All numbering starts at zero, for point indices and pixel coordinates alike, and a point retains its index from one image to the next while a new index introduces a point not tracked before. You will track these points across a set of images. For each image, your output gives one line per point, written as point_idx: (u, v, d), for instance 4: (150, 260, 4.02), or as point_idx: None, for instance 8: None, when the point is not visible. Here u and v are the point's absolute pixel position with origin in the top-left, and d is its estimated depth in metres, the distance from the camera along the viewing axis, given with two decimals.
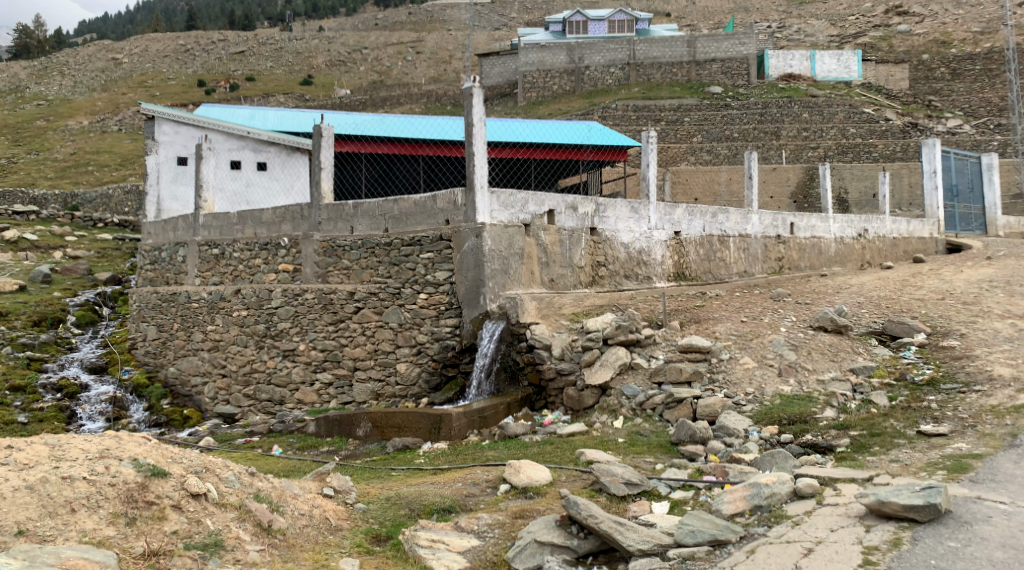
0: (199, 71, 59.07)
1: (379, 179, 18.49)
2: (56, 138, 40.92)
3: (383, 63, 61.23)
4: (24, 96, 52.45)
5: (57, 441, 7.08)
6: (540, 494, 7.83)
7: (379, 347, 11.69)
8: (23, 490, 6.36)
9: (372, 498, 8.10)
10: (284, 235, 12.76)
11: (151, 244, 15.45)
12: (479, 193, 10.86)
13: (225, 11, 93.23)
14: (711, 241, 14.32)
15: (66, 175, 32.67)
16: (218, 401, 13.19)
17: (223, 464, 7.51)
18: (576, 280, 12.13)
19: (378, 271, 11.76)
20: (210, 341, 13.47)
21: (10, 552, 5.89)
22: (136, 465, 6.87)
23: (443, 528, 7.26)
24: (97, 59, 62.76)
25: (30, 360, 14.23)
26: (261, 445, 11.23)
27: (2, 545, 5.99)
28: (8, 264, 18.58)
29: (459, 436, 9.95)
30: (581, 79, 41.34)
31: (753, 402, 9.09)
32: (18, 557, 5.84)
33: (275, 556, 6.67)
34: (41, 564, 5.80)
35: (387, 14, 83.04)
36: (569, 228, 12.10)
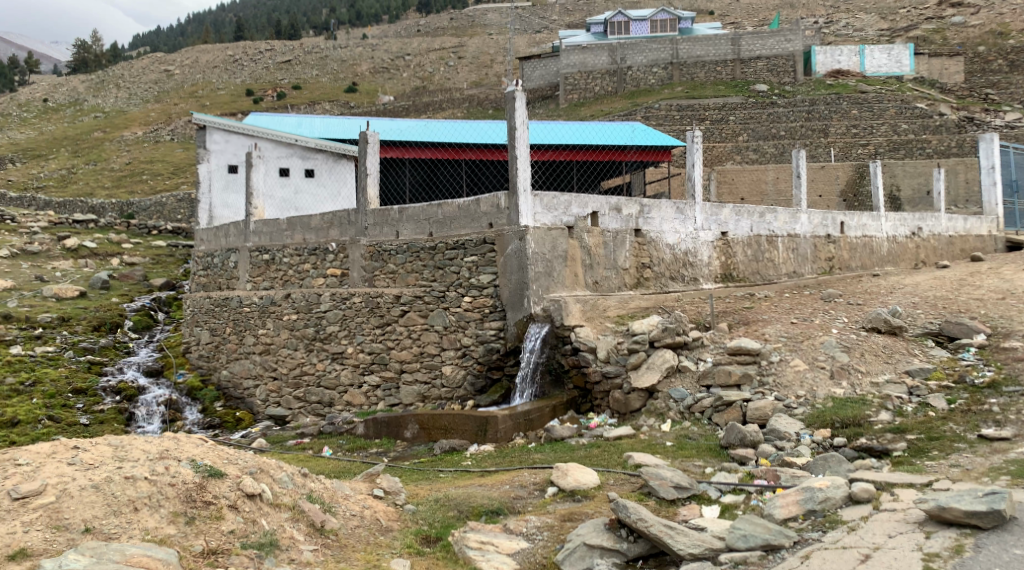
0: (247, 81, 60.12)
1: (423, 184, 18.66)
2: (113, 149, 41.99)
3: (425, 69, 61.61)
4: (82, 108, 53.90)
5: (120, 442, 7.31)
6: (589, 497, 7.83)
7: (425, 350, 11.79)
8: (89, 489, 6.58)
9: (421, 500, 8.18)
10: (332, 240, 12.95)
11: (205, 250, 15.83)
12: (522, 196, 10.91)
13: (272, 21, 94.89)
14: (759, 241, 14.15)
15: (122, 184, 33.58)
16: (269, 403, 13.39)
17: (277, 465, 7.72)
18: (621, 282, 12.09)
19: (423, 274, 11.88)
20: (261, 344, 13.68)
21: (78, 548, 6.07)
22: (195, 466, 7.07)
23: (492, 530, 7.31)
24: (149, 70, 64.29)
25: (91, 364, 14.52)
26: (311, 446, 11.40)
27: (71, 541, 6.19)
28: (69, 271, 19.14)
29: (505, 439, 9.99)
30: (624, 80, 41.12)
31: (805, 404, 8.97)
32: (85, 553, 6.01)
33: (329, 557, 6.79)
34: (108, 561, 5.97)
35: (429, 19, 83.67)
36: (613, 230, 12.07)
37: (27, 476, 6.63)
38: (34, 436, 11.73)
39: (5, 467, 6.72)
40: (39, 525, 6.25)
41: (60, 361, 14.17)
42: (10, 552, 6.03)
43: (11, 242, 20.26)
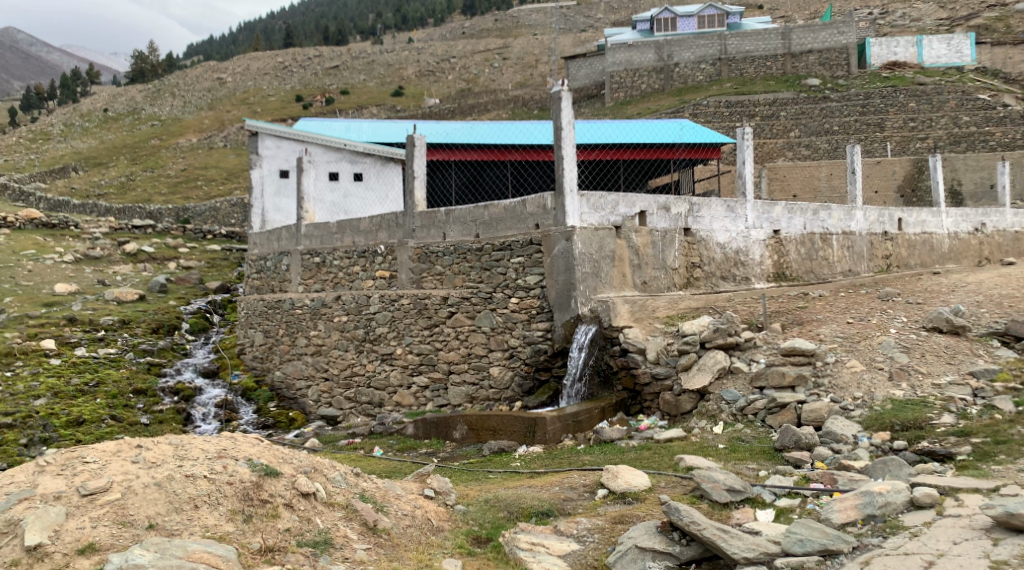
0: (296, 87, 61.02)
1: (469, 185, 18.61)
2: (169, 156, 42.96)
3: (470, 71, 61.82)
4: (139, 117, 55.25)
5: (180, 441, 7.47)
6: (640, 500, 7.77)
7: (473, 351, 11.82)
8: (152, 486, 6.73)
9: (471, 500, 8.21)
10: (380, 242, 13.07)
11: (258, 253, 16.11)
12: (569, 197, 10.86)
13: (320, 27, 96.28)
14: (812, 239, 13.91)
15: (178, 189, 34.35)
16: (321, 403, 13.59)
17: (330, 465, 7.84)
18: (670, 282, 11.97)
19: (470, 276, 11.91)
20: (313, 346, 13.88)
21: (143, 544, 6.22)
22: (251, 465, 7.20)
23: (543, 531, 7.30)
24: (203, 79, 65.66)
25: (151, 365, 14.79)
26: (362, 446, 11.53)
27: (135, 537, 6.34)
28: (129, 275, 19.64)
29: (554, 440, 9.95)
30: (671, 77, 40.73)
31: (863, 406, 8.78)
32: (149, 549, 6.16)
33: (382, 556, 6.85)
34: (171, 556, 6.11)
35: (474, 22, 84.02)
36: (662, 229, 11.96)
37: (94, 473, 6.81)
38: (98, 434, 11.92)
39: (72, 465, 6.92)
40: (106, 521, 6.42)
41: (122, 362, 14.43)
42: (79, 547, 6.22)
43: (75, 247, 20.88)
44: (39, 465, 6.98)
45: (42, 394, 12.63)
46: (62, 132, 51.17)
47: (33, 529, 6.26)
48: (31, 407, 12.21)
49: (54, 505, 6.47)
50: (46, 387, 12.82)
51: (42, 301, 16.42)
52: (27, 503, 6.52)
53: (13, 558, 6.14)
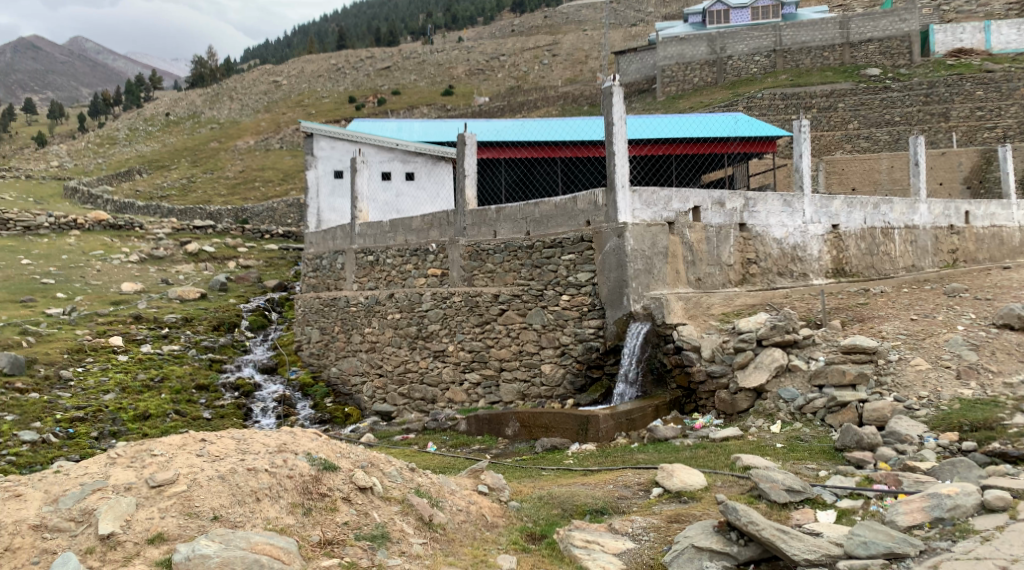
0: (349, 89, 61.78)
1: (518, 183, 18.84)
2: (227, 158, 43.86)
3: (520, 68, 61.68)
4: (199, 120, 56.53)
5: (243, 436, 7.65)
6: (696, 499, 7.69)
7: (524, 348, 11.80)
8: (216, 479, 6.88)
9: (525, 497, 8.21)
10: (432, 241, 13.15)
11: (314, 252, 16.37)
12: (620, 192, 10.81)
13: (371, 28, 97.38)
14: (873, 233, 13.60)
15: (236, 191, 35.02)
16: (376, 399, 13.73)
17: (387, 459, 7.96)
18: (725, 279, 11.82)
19: (521, 273, 11.90)
20: (368, 342, 14.04)
21: (209, 535, 6.40)
22: (310, 459, 7.35)
23: (598, 529, 7.29)
24: (259, 82, 66.83)
25: (212, 361, 15.10)
26: (417, 441, 11.64)
27: (201, 528, 6.50)
28: (191, 274, 20.12)
29: (607, 438, 9.90)
30: (724, 70, 40.24)
31: (928, 406, 8.54)
32: (214, 540, 6.34)
33: (438, 551, 6.95)
34: (235, 547, 6.29)
35: (523, 19, 83.93)
36: (716, 225, 11.82)
37: (162, 466, 6.99)
38: (163, 428, 12.18)
39: (141, 457, 7.11)
40: (174, 511, 6.58)
41: (184, 358, 14.76)
42: (149, 537, 6.39)
43: (140, 248, 21.46)
44: (109, 457, 7.19)
45: (111, 389, 12.92)
46: (126, 136, 52.58)
47: (106, 519, 6.45)
48: (101, 401, 12.49)
49: (125, 496, 6.66)
50: (115, 382, 13.12)
51: (110, 299, 16.88)
52: (99, 493, 6.71)
53: (87, 546, 6.33)
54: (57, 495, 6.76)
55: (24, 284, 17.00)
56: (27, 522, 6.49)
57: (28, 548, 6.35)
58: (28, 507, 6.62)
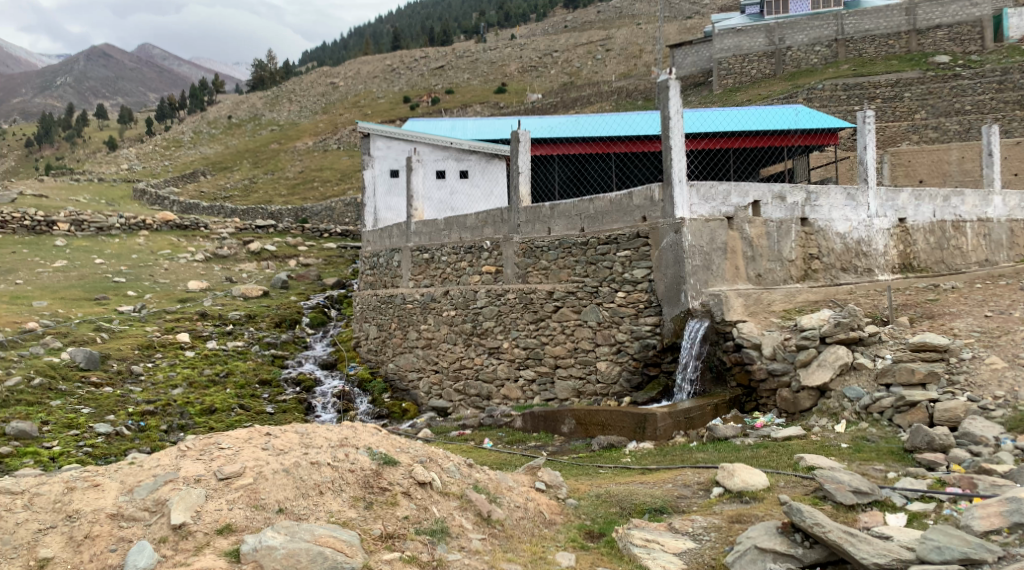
0: (404, 89, 62.38)
1: (572, 179, 18.70)
2: (287, 159, 44.69)
3: (573, 64, 60.78)
4: (260, 122, 57.70)
5: (306, 429, 7.82)
6: (758, 499, 7.54)
7: (579, 346, 11.73)
8: (281, 472, 7.05)
9: (583, 495, 8.18)
10: (486, 238, 13.19)
11: (371, 250, 16.54)
12: (677, 187, 10.67)
13: (426, 28, 98.04)
14: (943, 227, 13.29)
15: (296, 191, 35.62)
16: (432, 394, 13.82)
17: (445, 455, 8.06)
18: (787, 275, 11.58)
19: (576, 270, 11.83)
20: (423, 339, 14.14)
21: (275, 527, 6.55)
22: (371, 454, 7.52)
23: (658, 528, 7.24)
24: (317, 84, 67.89)
25: (274, 357, 15.37)
26: (473, 437, 11.68)
27: (267, 520, 6.66)
28: (254, 272, 20.53)
29: (665, 436, 9.79)
30: (783, 62, 39.48)
31: (1005, 406, 8.22)
32: (280, 532, 6.50)
33: (496, 547, 7.01)
34: (300, 539, 6.45)
35: (575, 15, 83.55)
36: (777, 219, 11.58)
37: (229, 459, 7.19)
38: (229, 422, 12.41)
39: (209, 450, 7.31)
40: (241, 503, 6.75)
41: (248, 354, 15.05)
42: (218, 527, 6.54)
43: (205, 247, 22.01)
44: (179, 450, 7.37)
45: (179, 384, 13.24)
46: (191, 138, 53.92)
47: (178, 509, 6.60)
48: (170, 395, 12.78)
49: (195, 487, 6.82)
50: (182, 376, 13.46)
51: (177, 297, 17.32)
52: (171, 484, 6.87)
53: (161, 535, 6.49)
54: (133, 485, 6.95)
55: (97, 282, 17.51)
56: (104, 511, 6.67)
57: (106, 535, 6.51)
58: (105, 497, 6.81)
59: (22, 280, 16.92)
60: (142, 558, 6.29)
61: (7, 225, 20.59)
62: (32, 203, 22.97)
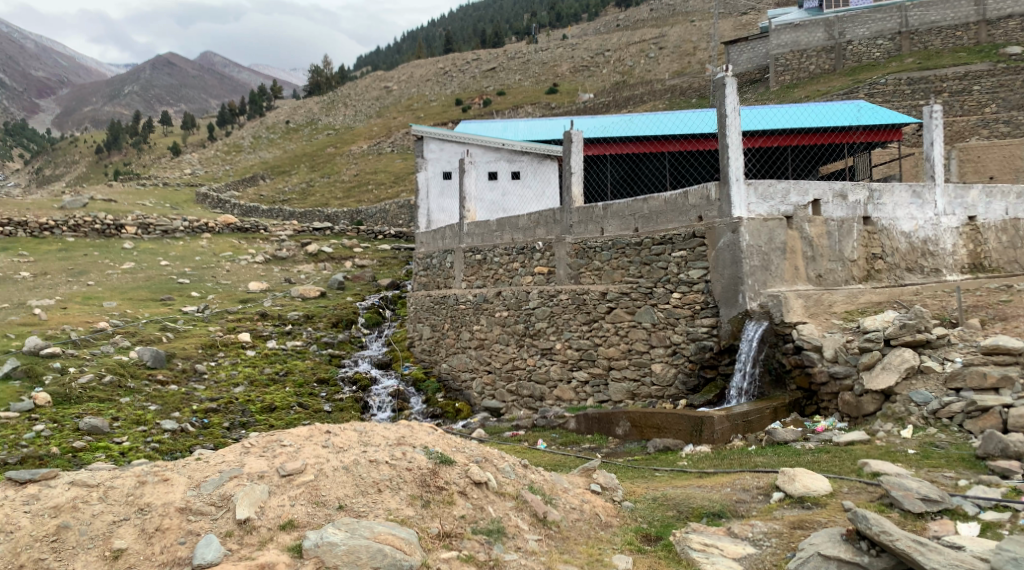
0: (456, 91, 62.73)
1: (625, 179, 18.69)
2: (343, 162, 45.31)
3: (626, 62, 60.25)
4: (317, 127, 58.63)
5: (364, 429, 7.98)
6: (821, 504, 7.39)
7: (633, 347, 11.60)
8: (341, 469, 7.17)
9: (639, 497, 8.09)
10: (539, 239, 13.16)
11: (424, 251, 16.63)
12: (734, 186, 10.52)
13: (477, 31, 98.43)
14: (1015, 225, 12.86)
15: (352, 193, 36.05)
16: (485, 395, 13.82)
17: (500, 455, 8.08)
18: (849, 275, 11.31)
19: (630, 271, 11.72)
20: (476, 339, 14.15)
21: (335, 523, 6.66)
22: (427, 453, 7.59)
23: (716, 532, 7.17)
24: (371, 88, 68.63)
25: (331, 356, 15.56)
26: (526, 438, 11.65)
27: (328, 516, 6.77)
28: (311, 273, 20.86)
29: (722, 440, 9.63)
30: (843, 56, 38.39)
31: None
32: (341, 529, 6.60)
33: (553, 548, 7.04)
34: (360, 536, 6.54)
35: (627, 14, 82.98)
36: (838, 218, 11.32)
37: (291, 455, 7.33)
38: (288, 420, 12.61)
39: (272, 447, 7.46)
40: (303, 499, 6.88)
41: (307, 353, 15.28)
42: (280, 523, 6.69)
43: (264, 249, 22.42)
44: (243, 446, 7.53)
45: (240, 382, 13.49)
46: (251, 143, 55.00)
47: (243, 504, 6.76)
48: (232, 393, 13.02)
49: (259, 483, 6.97)
50: (244, 375, 13.72)
51: (239, 297, 17.64)
52: (236, 480, 7.02)
53: (227, 529, 6.64)
54: (199, 480, 7.07)
55: (163, 283, 17.95)
56: (173, 505, 6.81)
57: (176, 528, 6.65)
58: (174, 491, 6.93)
59: (92, 281, 17.43)
60: (210, 551, 6.43)
61: (78, 229, 21.17)
62: (101, 207, 23.66)
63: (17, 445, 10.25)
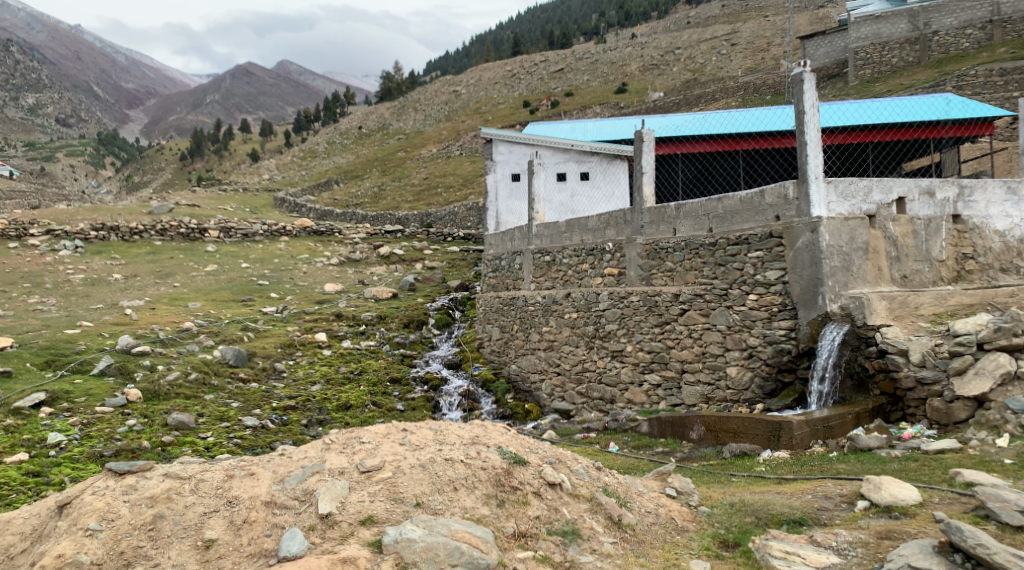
0: (525, 93, 62.80)
1: (697, 179, 18.36)
2: (413, 166, 45.83)
3: (697, 60, 59.36)
4: (388, 132, 59.49)
5: (439, 428, 8.00)
6: (909, 515, 7.13)
7: (707, 350, 11.36)
8: (417, 467, 7.21)
9: (716, 502, 7.90)
10: (609, 240, 13.04)
11: (493, 253, 16.67)
12: (814, 184, 10.26)
13: (545, 32, 98.29)
14: None
15: (422, 196, 36.41)
16: (555, 397, 13.74)
17: (574, 457, 8.04)
18: (937, 276, 10.90)
19: (704, 272, 11.50)
20: (545, 341, 14.11)
21: (413, 520, 6.72)
22: (501, 453, 7.58)
23: (798, 540, 6.96)
24: (441, 92, 69.30)
25: (403, 356, 15.73)
26: (598, 440, 11.54)
27: (405, 513, 6.83)
28: (384, 275, 21.19)
29: (801, 446, 9.41)
30: (929, 48, 36.85)
31: None
32: (419, 525, 6.67)
33: (629, 551, 6.99)
34: (438, 533, 6.62)
35: (699, 10, 81.63)
36: (925, 217, 10.92)
37: (370, 452, 7.41)
38: (363, 419, 12.78)
39: (351, 444, 7.56)
40: (381, 496, 6.95)
41: (380, 353, 15.49)
42: (360, 518, 6.77)
43: (339, 252, 22.85)
44: (324, 443, 7.64)
45: (317, 380, 13.74)
46: (325, 149, 56.13)
47: (325, 499, 6.87)
48: (310, 391, 13.28)
49: (339, 479, 7.07)
50: (320, 373, 13.98)
51: (315, 299, 17.97)
52: (318, 475, 7.13)
53: (310, 523, 6.74)
54: (284, 474, 7.22)
55: (244, 284, 18.47)
56: (260, 498, 6.96)
57: (263, 521, 6.81)
58: (260, 485, 7.09)
59: (179, 282, 18.03)
60: (295, 544, 6.54)
61: (165, 233, 21.87)
62: (186, 212, 24.46)
63: (111, 438, 10.62)
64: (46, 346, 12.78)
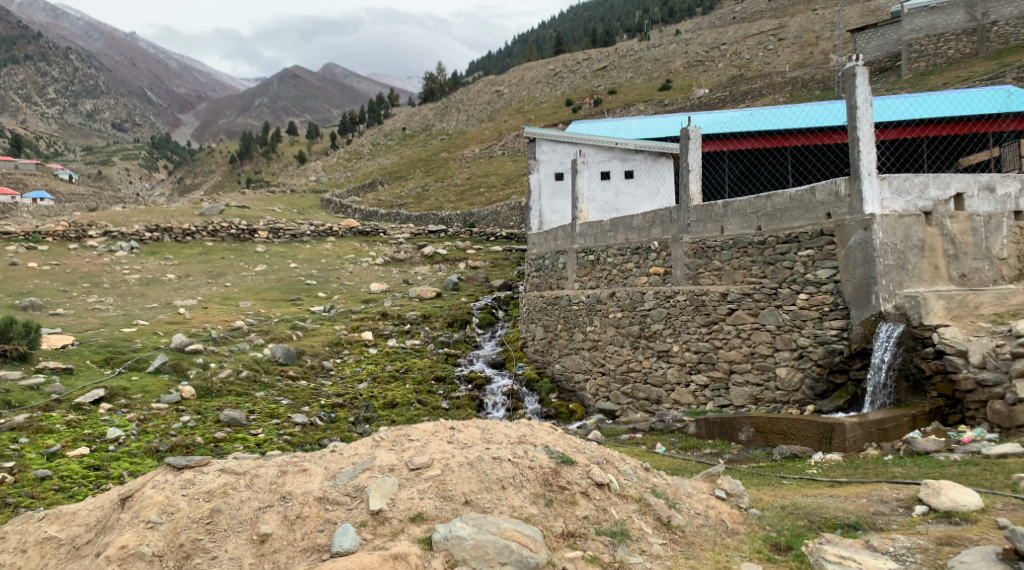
0: (567, 92, 62.59)
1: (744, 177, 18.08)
2: (456, 166, 45.99)
3: (743, 56, 58.61)
4: (431, 133, 59.75)
5: (486, 426, 7.98)
6: (971, 520, 6.93)
7: (756, 350, 11.16)
8: (465, 465, 7.20)
9: (767, 504, 7.75)
10: (655, 239, 12.93)
11: (536, 253, 16.63)
12: (866, 181, 10.05)
13: (587, 31, 97.88)
14: None
15: (466, 196, 36.50)
16: (600, 397, 13.66)
17: (620, 457, 7.97)
18: (996, 275, 10.59)
19: (752, 271, 11.31)
20: (590, 341, 14.04)
21: (464, 517, 6.76)
22: (549, 452, 7.56)
23: (854, 545, 6.80)
24: (484, 92, 69.44)
25: (448, 355, 15.76)
26: (645, 441, 11.44)
27: (455, 511, 6.84)
28: (428, 274, 21.29)
29: (854, 448, 9.23)
30: (987, 39, 35.77)
31: None
32: (468, 524, 6.70)
33: (678, 552, 6.91)
34: (487, 531, 6.63)
35: (745, 6, 80.54)
36: (985, 213, 10.61)
37: (418, 450, 7.44)
38: (409, 416, 12.87)
39: (400, 441, 7.58)
40: (430, 493, 6.96)
41: (425, 352, 15.56)
42: (411, 515, 6.79)
43: (385, 252, 23.04)
44: (374, 440, 7.68)
45: (364, 378, 13.85)
46: (369, 150, 56.62)
47: (375, 496, 6.91)
48: (357, 389, 13.39)
49: (389, 476, 7.11)
50: (367, 372, 14.08)
51: (361, 298, 18.11)
52: (369, 472, 7.18)
53: (362, 520, 6.78)
54: (335, 471, 7.27)
55: (292, 284, 18.70)
56: (312, 494, 7.02)
57: (315, 517, 6.86)
58: (312, 481, 7.15)
59: (230, 282, 18.34)
60: (347, 540, 6.58)
61: (216, 233, 22.24)
62: (235, 213, 24.85)
63: (167, 434, 10.82)
64: (105, 344, 13.06)
